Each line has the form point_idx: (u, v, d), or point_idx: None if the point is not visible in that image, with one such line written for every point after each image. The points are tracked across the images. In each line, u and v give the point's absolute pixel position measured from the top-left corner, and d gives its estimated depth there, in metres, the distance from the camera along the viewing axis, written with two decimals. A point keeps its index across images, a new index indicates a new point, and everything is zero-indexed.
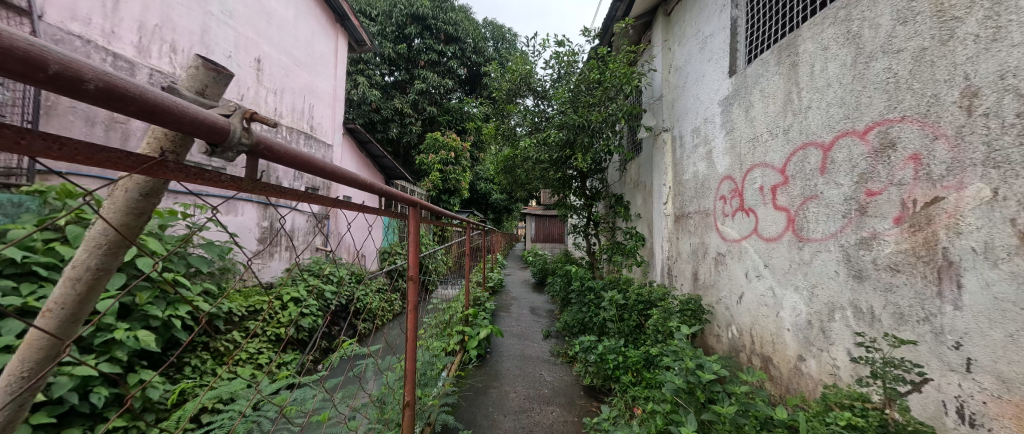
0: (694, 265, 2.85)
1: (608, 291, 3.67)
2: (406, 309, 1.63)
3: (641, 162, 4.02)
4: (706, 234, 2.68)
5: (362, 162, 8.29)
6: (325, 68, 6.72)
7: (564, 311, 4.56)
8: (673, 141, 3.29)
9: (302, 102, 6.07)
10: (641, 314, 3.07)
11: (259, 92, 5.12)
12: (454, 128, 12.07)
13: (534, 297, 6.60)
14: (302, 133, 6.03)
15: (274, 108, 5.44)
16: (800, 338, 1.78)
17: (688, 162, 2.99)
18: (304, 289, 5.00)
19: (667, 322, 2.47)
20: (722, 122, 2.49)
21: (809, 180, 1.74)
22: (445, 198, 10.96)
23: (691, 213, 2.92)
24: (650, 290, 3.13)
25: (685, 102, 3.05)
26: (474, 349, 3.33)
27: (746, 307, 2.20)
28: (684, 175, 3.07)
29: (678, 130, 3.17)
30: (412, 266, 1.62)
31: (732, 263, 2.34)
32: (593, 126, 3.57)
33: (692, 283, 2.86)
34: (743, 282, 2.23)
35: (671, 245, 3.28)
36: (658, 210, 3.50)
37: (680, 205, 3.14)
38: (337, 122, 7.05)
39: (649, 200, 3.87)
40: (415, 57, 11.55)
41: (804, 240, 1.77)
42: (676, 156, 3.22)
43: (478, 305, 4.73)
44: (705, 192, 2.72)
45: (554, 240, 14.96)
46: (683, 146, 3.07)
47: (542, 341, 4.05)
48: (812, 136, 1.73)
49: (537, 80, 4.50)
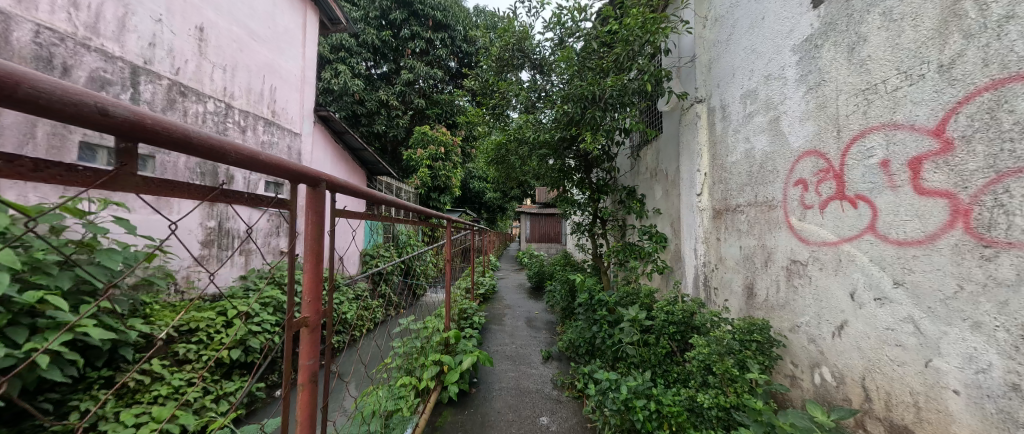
0: (747, 275, 2.13)
1: (625, 306, 2.94)
2: (292, 385, 0.86)
3: (661, 145, 3.30)
4: (768, 235, 1.96)
5: (340, 155, 7.48)
6: (291, 45, 5.89)
7: (568, 326, 3.83)
8: (710, 114, 2.55)
9: (260, 82, 5.24)
10: (673, 338, 2.37)
11: (202, 67, 4.29)
12: (444, 122, 11.28)
13: (531, 305, 5.86)
14: (261, 118, 5.21)
15: (224, 86, 4.60)
16: (988, 413, 1.07)
17: (733, 139, 2.28)
18: (257, 303, 4.19)
19: (725, 360, 1.73)
20: (798, 76, 1.75)
21: (1012, 141, 1.03)
22: (434, 195, 10.18)
23: (741, 207, 2.18)
24: (686, 308, 2.40)
25: (730, 60, 2.31)
26: (455, 385, 2.55)
27: (853, 344, 1.47)
28: (727, 157, 2.34)
29: (718, 98, 2.44)
30: (309, 303, 0.86)
31: (822, 276, 1.61)
32: (606, 96, 2.83)
33: (744, 300, 2.14)
34: (843, 307, 1.51)
35: (708, 249, 2.54)
36: (688, 203, 2.77)
37: (721, 195, 2.41)
38: (305, 108, 6.21)
39: (673, 192, 3.15)
40: (401, 45, 10.72)
41: (996, 244, 1.06)
42: (715, 133, 2.49)
43: (465, 319, 3.98)
44: (764, 177, 1.99)
45: (552, 240, 14.27)
46: (727, 118, 2.33)
47: (542, 366, 3.31)
48: (1016, 67, 1.01)
49: (534, 48, 3.76)
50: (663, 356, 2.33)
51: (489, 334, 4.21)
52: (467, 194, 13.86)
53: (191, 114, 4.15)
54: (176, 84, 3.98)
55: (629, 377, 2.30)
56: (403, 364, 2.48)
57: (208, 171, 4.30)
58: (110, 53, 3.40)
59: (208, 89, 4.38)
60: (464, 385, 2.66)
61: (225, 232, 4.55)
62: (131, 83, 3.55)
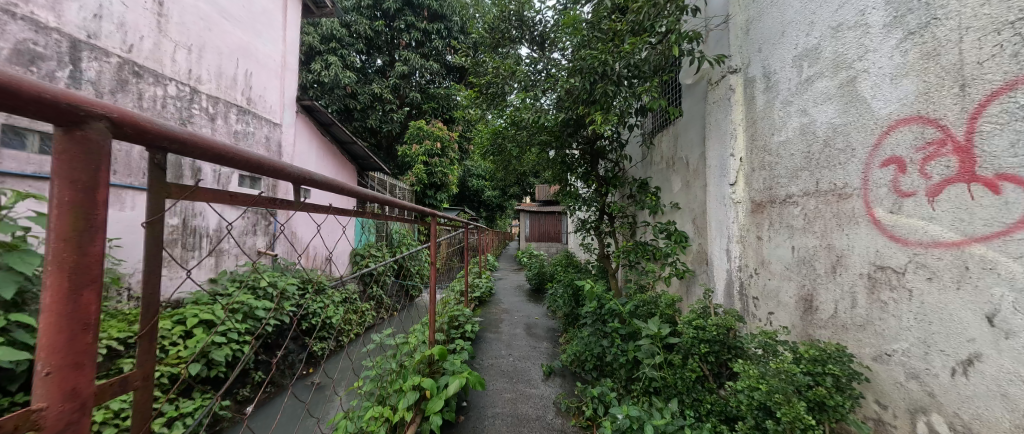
0: (801, 283, 1.69)
1: (642, 317, 2.48)
2: None
3: (681, 129, 2.86)
4: (837, 233, 1.51)
5: (328, 148, 7.03)
6: (270, 27, 5.42)
7: (574, 336, 3.38)
8: (747, 86, 2.09)
9: (233, 66, 4.78)
10: (706, 359, 1.92)
11: (162, 45, 3.84)
12: (441, 117, 10.79)
13: (530, 309, 5.44)
14: (234, 105, 4.75)
15: (189, 68, 4.14)
16: None
17: (781, 114, 1.83)
18: (224, 310, 3.77)
19: (797, 405, 1.24)
20: (891, 18, 1.30)
21: None
22: (430, 193, 9.72)
23: (795, 197, 1.74)
24: (721, 322, 1.95)
25: (776, 16, 1.87)
26: (438, 415, 2.10)
27: (996, 390, 1.03)
28: (772, 137, 1.90)
29: (760, 64, 1.98)
30: (48, 388, 0.39)
31: (933, 291, 1.17)
32: (618, 65, 2.38)
33: (799, 316, 1.70)
34: (973, 334, 1.07)
35: (745, 250, 2.09)
36: (717, 195, 2.32)
37: (764, 185, 1.96)
38: (286, 97, 5.74)
39: (694, 183, 2.71)
40: (396, 36, 10.24)
41: None
42: (754, 110, 2.03)
43: (456, 328, 3.55)
44: (833, 159, 1.54)
45: (552, 239, 13.87)
46: (774, 87, 1.88)
47: (543, 383, 2.87)
48: None
49: (533, 20, 3.40)
50: (694, 383, 1.89)
51: (483, 343, 3.77)
52: (465, 193, 13.47)
53: (147, 98, 3.70)
54: (128, 63, 3.53)
55: (652, 411, 1.86)
56: (373, 390, 2.04)
57: (169, 163, 3.85)
58: (42, 22, 2.99)
59: (170, 71, 3.93)
60: (450, 413, 2.21)
61: (191, 230, 4.11)
62: (69, 59, 3.12)
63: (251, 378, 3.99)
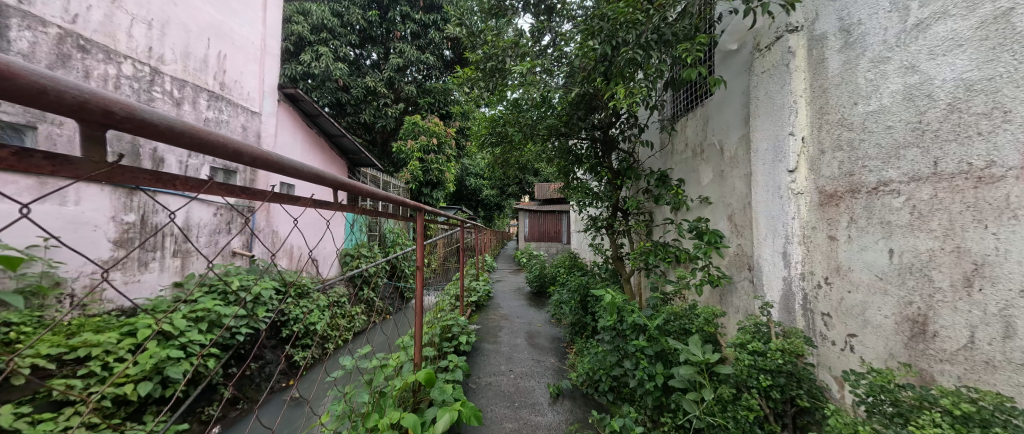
0: (905, 299, 1.27)
1: (674, 335, 2.04)
2: None
3: (714, 110, 2.43)
4: (974, 233, 1.11)
5: (316, 141, 6.55)
6: (247, 7, 4.96)
7: (585, 350, 2.94)
8: (813, 46, 1.66)
9: (203, 47, 4.30)
10: (767, 394, 1.48)
11: (114, 17, 3.39)
12: (437, 112, 10.30)
13: (533, 314, 5.01)
14: (204, 90, 4.27)
15: (149, 46, 3.68)
16: None
17: (868, 76, 1.41)
18: (185, 318, 3.33)
19: None
20: None
21: None
22: (426, 190, 9.23)
23: (896, 185, 1.31)
24: (789, 347, 1.50)
25: None
26: None
27: None
28: (854, 108, 1.46)
29: (837, 14, 1.54)
30: None
31: None
32: (647, 27, 1.94)
33: (903, 344, 1.28)
34: None
35: (810, 254, 1.65)
36: (765, 184, 1.88)
37: (841, 169, 1.52)
38: (267, 84, 5.25)
39: (729, 172, 2.29)
40: (390, 27, 9.73)
41: None
42: (825, 76, 1.59)
43: (450, 340, 3.12)
44: (969, 129, 1.12)
45: (551, 239, 13.44)
46: (858, 42, 1.45)
47: (549, 408, 2.44)
48: None
49: None
50: (751, 425, 1.46)
51: (481, 357, 3.33)
52: (462, 191, 13.04)
53: (96, 77, 3.26)
54: (71, 35, 3.10)
55: None
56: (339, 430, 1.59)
57: (124, 152, 3.40)
58: None
59: (126, 47, 3.48)
60: None
61: (151, 228, 3.64)
62: None
63: (219, 395, 3.55)
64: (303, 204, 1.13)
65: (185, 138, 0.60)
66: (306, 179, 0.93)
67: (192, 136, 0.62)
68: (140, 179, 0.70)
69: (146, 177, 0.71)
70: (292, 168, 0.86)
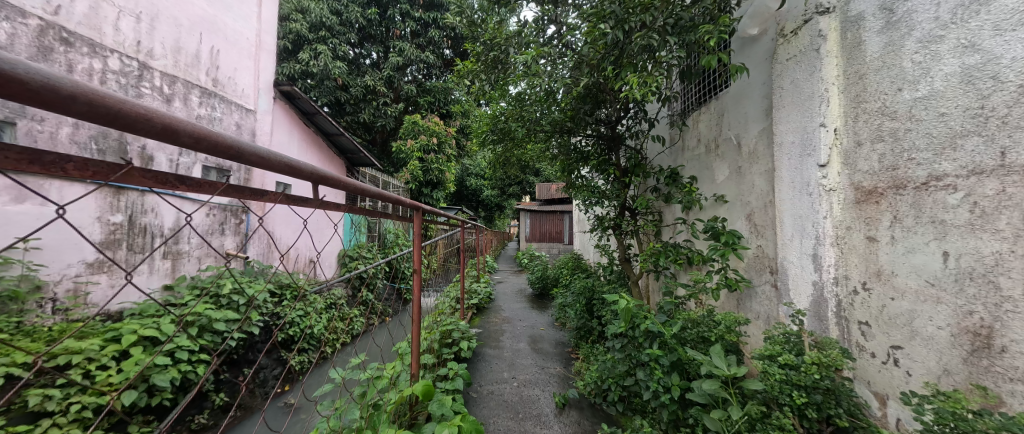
0: (968, 310, 1.13)
1: (692, 343, 1.89)
2: None
3: (730, 102, 2.28)
4: None
5: (313, 140, 6.39)
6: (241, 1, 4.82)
7: (593, 357, 2.79)
8: (847, 28, 1.52)
9: (195, 42, 4.17)
10: (801, 412, 1.34)
11: (100, 9, 3.26)
12: (437, 111, 10.15)
13: (535, 317, 4.86)
14: (196, 86, 4.13)
15: (137, 40, 3.54)
16: None
17: (914, 59, 1.28)
18: (175, 323, 3.19)
19: None
20: None
21: None
22: (426, 191, 9.08)
23: (954, 181, 1.17)
24: (825, 361, 1.35)
25: None
26: None
27: None
28: (897, 95, 1.33)
29: None
30: None
31: None
32: (665, 9, 1.79)
33: (963, 360, 1.14)
34: None
35: (845, 256, 1.50)
36: (790, 180, 1.73)
37: (884, 163, 1.37)
38: (262, 81, 5.11)
39: (747, 167, 2.15)
40: (390, 26, 9.58)
41: None
42: (861, 61, 1.45)
43: (450, 346, 2.98)
44: None
45: (552, 240, 13.26)
46: (903, 21, 1.31)
47: (556, 419, 2.30)
48: None
49: None
50: None
51: (482, 364, 3.18)
52: (462, 192, 12.88)
53: (81, 71, 3.12)
54: (53, 27, 2.96)
55: None
56: None
57: (111, 150, 3.27)
58: None
59: (113, 41, 3.34)
60: None
61: (140, 228, 3.50)
62: None
63: (210, 402, 3.41)
64: (269, 200, 0.98)
65: (81, 102, 0.47)
66: (269, 166, 0.80)
67: (92, 102, 0.49)
68: (10, 161, 0.54)
69: (17, 157, 0.55)
70: (247, 151, 0.73)
